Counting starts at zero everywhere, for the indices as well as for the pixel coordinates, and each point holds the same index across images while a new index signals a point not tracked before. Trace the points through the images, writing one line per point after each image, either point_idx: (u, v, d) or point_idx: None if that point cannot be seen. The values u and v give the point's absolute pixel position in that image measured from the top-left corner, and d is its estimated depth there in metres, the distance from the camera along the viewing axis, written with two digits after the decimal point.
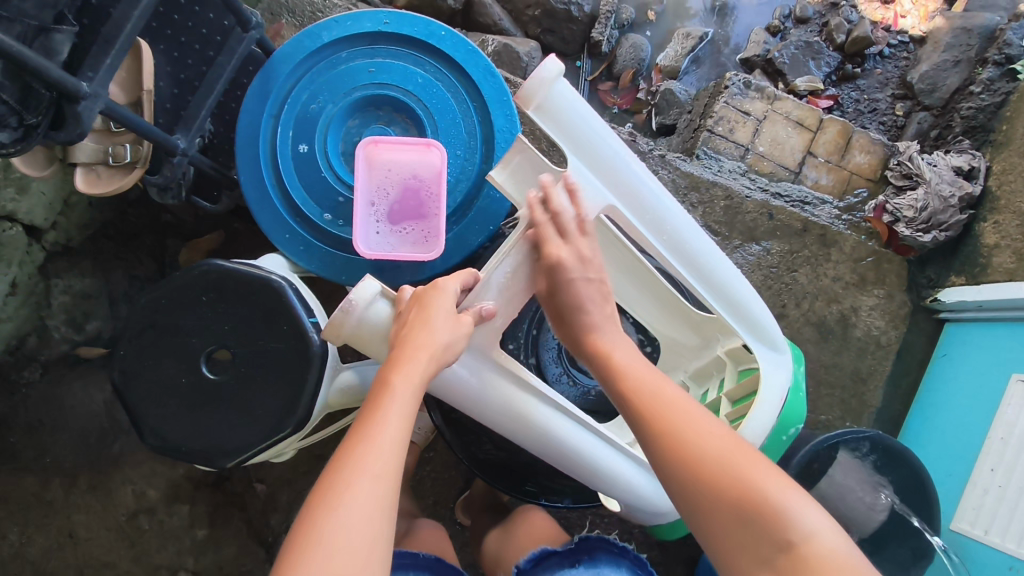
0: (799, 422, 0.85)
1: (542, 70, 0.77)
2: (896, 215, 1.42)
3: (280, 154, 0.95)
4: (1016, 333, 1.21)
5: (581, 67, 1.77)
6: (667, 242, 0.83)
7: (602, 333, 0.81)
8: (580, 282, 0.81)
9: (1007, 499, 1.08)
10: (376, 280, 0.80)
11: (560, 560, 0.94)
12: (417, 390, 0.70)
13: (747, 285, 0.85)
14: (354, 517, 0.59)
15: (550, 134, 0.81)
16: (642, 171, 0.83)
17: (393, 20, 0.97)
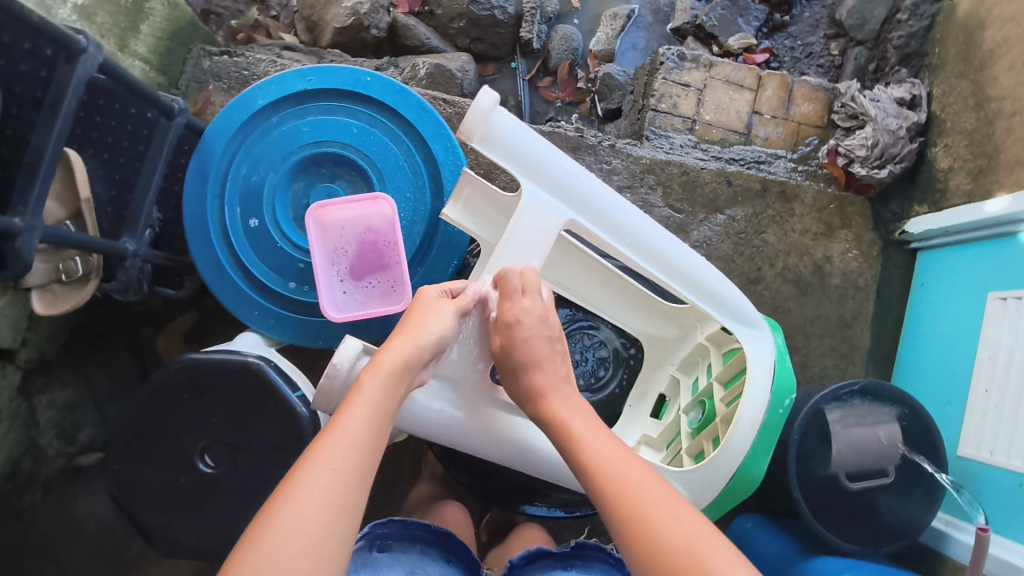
0: (793, 393, 0.83)
1: (478, 101, 0.78)
2: (850, 156, 1.44)
3: (232, 233, 0.94)
4: (987, 253, 1.24)
5: (516, 68, 1.76)
6: (630, 244, 0.84)
7: (556, 398, 0.78)
8: (533, 340, 0.80)
9: (1006, 416, 1.10)
10: (356, 340, 0.77)
11: (554, 561, 0.95)
12: (393, 386, 0.70)
13: (717, 273, 0.85)
14: (313, 505, 0.57)
15: (496, 161, 0.81)
16: (593, 180, 0.84)
17: (316, 75, 0.95)
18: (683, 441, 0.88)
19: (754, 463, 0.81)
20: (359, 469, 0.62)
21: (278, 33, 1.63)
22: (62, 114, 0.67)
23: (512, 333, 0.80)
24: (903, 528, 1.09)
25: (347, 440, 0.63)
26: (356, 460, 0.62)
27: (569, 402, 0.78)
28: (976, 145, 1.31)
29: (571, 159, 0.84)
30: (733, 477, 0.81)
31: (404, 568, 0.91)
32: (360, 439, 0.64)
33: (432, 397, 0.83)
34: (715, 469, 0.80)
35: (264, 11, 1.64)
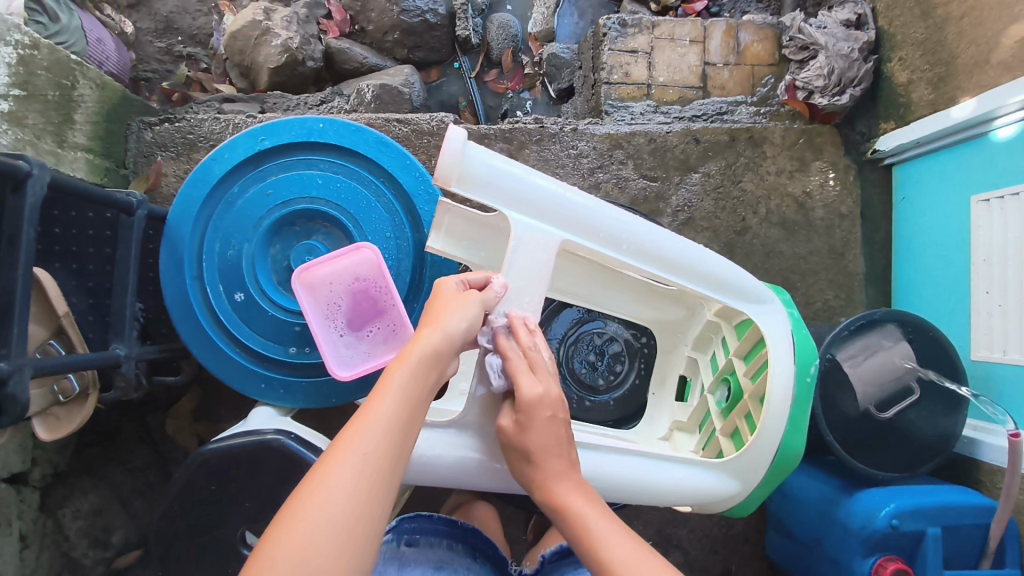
0: (816, 356, 0.83)
1: (448, 144, 0.78)
2: (809, 88, 1.42)
3: (220, 311, 0.93)
4: (962, 159, 1.25)
5: (460, 67, 1.73)
6: (627, 250, 0.84)
7: (562, 487, 0.72)
8: (550, 424, 0.73)
9: (1012, 316, 1.12)
10: None
11: (587, 557, 0.95)
12: (426, 373, 0.68)
13: (717, 258, 0.86)
14: (336, 496, 0.57)
15: (478, 199, 0.82)
16: (576, 195, 0.83)
17: (268, 133, 0.94)
18: (715, 422, 0.90)
19: (796, 436, 0.82)
20: (392, 457, 0.61)
21: (213, 84, 1.58)
22: (23, 247, 0.65)
23: (533, 418, 0.73)
24: (939, 441, 1.11)
25: (379, 427, 0.62)
26: (387, 451, 0.61)
27: (579, 490, 0.72)
28: (930, 54, 1.31)
29: (550, 177, 0.84)
30: (776, 454, 0.83)
31: (431, 564, 0.90)
32: (393, 425, 0.62)
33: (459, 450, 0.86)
34: (757, 450, 0.82)
35: (193, 65, 1.60)
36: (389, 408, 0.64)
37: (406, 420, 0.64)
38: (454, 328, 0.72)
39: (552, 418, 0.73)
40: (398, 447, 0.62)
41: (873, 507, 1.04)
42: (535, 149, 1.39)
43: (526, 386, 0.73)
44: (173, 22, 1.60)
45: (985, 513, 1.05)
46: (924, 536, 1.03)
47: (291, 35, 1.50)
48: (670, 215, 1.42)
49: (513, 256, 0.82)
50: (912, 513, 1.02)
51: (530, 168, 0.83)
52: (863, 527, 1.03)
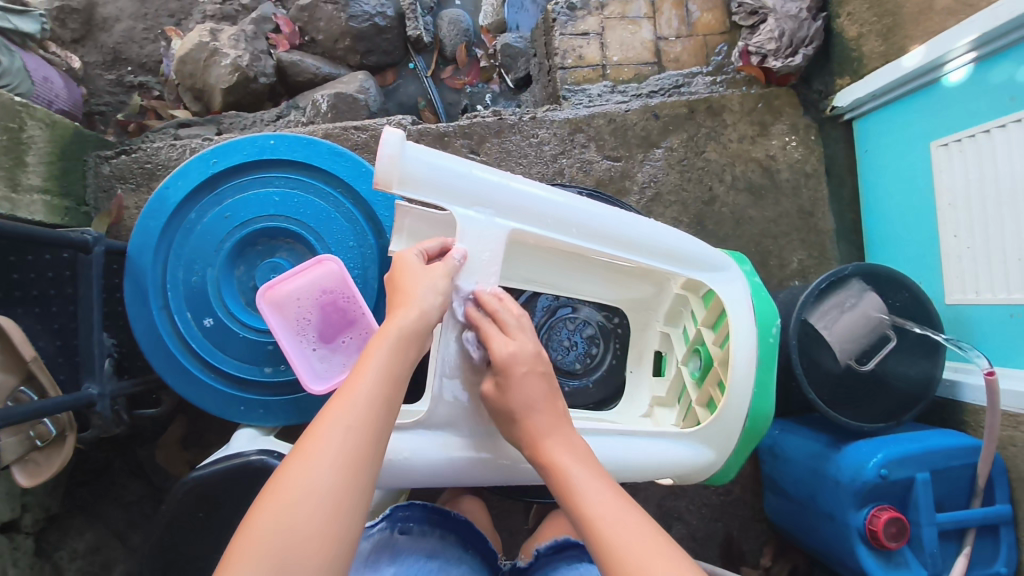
0: (776, 319, 0.86)
1: (385, 147, 0.77)
2: (762, 52, 1.41)
3: (191, 339, 0.93)
4: (918, 107, 1.26)
5: (415, 67, 1.72)
6: (579, 233, 0.85)
7: (550, 441, 0.73)
8: (529, 378, 0.75)
9: (981, 255, 1.13)
10: None
11: (581, 552, 0.96)
12: (401, 353, 0.69)
13: (671, 231, 0.87)
14: (320, 464, 0.58)
15: (422, 198, 0.81)
16: (522, 184, 0.83)
17: (219, 156, 0.94)
18: (690, 391, 0.92)
19: (763, 399, 0.85)
20: (374, 429, 0.62)
21: (168, 111, 1.57)
22: None
23: (511, 375, 0.75)
24: (923, 386, 1.12)
25: (358, 404, 0.62)
26: (367, 429, 0.62)
27: (568, 444, 0.73)
28: (877, 6, 1.32)
29: (495, 169, 0.83)
30: (746, 419, 0.86)
31: (423, 553, 0.92)
32: (372, 404, 0.63)
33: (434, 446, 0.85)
34: (727, 417, 0.85)
35: (146, 94, 1.59)
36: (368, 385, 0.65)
37: (384, 399, 0.65)
38: (428, 303, 0.73)
39: (540, 375, 0.76)
40: (378, 424, 0.63)
41: (861, 459, 1.05)
42: (495, 141, 1.38)
43: (500, 346, 0.76)
44: (121, 53, 1.58)
45: (972, 453, 1.06)
46: (914, 482, 1.04)
47: (240, 52, 1.48)
48: (637, 193, 1.40)
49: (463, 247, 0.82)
50: (901, 462, 1.03)
51: (471, 162, 0.82)
52: (853, 480, 1.05)
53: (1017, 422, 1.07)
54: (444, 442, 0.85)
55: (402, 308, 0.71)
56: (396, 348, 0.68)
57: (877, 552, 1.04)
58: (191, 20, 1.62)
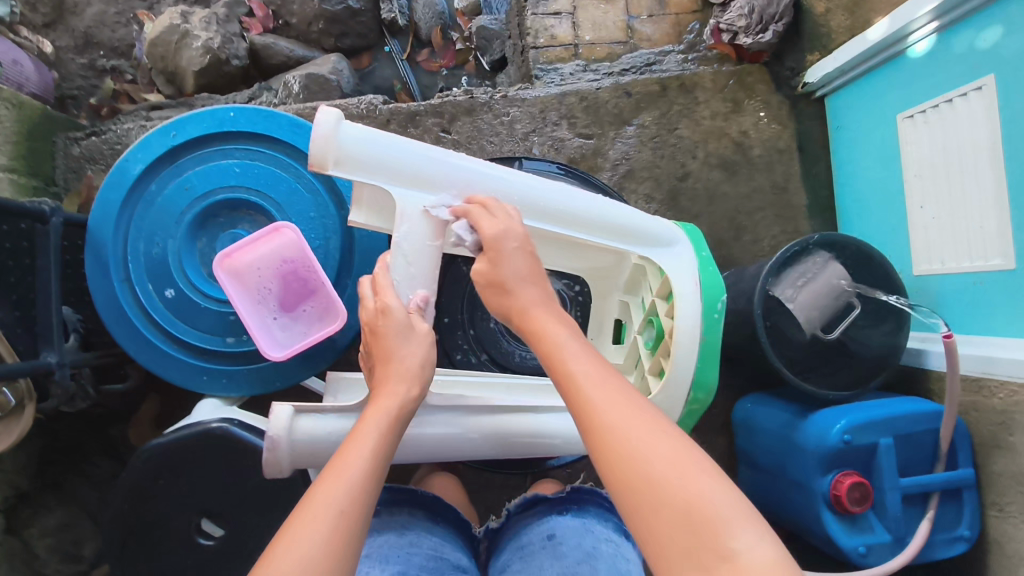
0: (723, 288, 0.86)
1: (317, 126, 0.75)
2: (733, 30, 1.42)
3: (153, 310, 0.93)
4: (886, 79, 1.26)
5: (390, 51, 1.72)
6: (519, 210, 0.83)
7: (539, 313, 0.71)
8: (518, 254, 0.74)
9: (944, 226, 1.14)
10: (285, 405, 0.77)
11: (550, 506, 1.00)
12: (392, 435, 0.68)
13: (614, 206, 0.86)
14: (309, 529, 0.55)
15: (362, 180, 0.79)
16: (464, 160, 0.81)
17: (179, 128, 0.94)
18: (643, 359, 0.93)
19: (707, 372, 0.86)
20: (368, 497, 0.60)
21: (141, 95, 1.57)
22: None
23: (501, 248, 0.74)
24: (886, 355, 1.13)
25: (350, 474, 0.61)
26: (361, 495, 0.60)
27: (552, 317, 0.71)
28: None
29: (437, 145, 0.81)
30: (691, 390, 0.86)
31: (393, 530, 0.91)
32: (363, 474, 0.61)
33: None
34: (671, 390, 0.86)
35: (118, 78, 1.58)
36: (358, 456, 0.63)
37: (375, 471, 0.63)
38: (422, 375, 0.74)
39: (521, 251, 0.74)
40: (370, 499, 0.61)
41: (826, 425, 1.06)
42: (467, 120, 1.38)
43: (489, 226, 0.74)
44: (92, 36, 1.57)
45: (936, 419, 1.07)
46: (878, 448, 1.05)
47: (211, 35, 1.48)
48: (609, 170, 1.41)
49: (402, 233, 0.80)
50: (865, 427, 1.04)
51: (407, 138, 0.80)
52: (818, 445, 1.06)
53: (978, 387, 1.09)
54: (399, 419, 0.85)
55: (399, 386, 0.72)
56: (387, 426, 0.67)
57: (842, 517, 1.05)
58: (163, 4, 1.61)
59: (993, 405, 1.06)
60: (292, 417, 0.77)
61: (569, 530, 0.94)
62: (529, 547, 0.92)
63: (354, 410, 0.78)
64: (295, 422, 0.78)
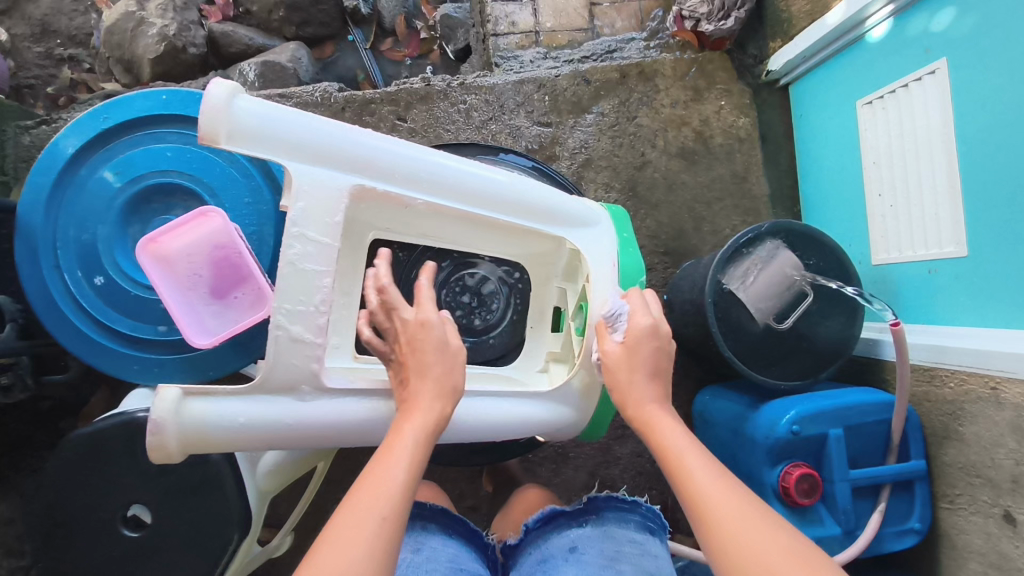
0: (641, 270, 0.92)
1: (207, 97, 0.67)
2: (695, 16, 1.40)
3: (83, 298, 0.92)
4: (847, 64, 1.24)
5: (354, 40, 1.70)
6: (429, 188, 0.78)
7: (653, 407, 0.73)
8: (647, 351, 0.75)
9: (901, 216, 1.11)
10: (169, 387, 0.67)
11: (569, 519, 0.96)
12: (421, 459, 0.66)
13: (529, 185, 0.84)
14: (347, 555, 0.55)
15: (258, 154, 0.70)
16: (375, 137, 0.75)
17: (111, 111, 0.93)
18: (575, 344, 0.90)
19: None
20: (395, 521, 0.59)
21: (99, 84, 1.55)
22: None
23: (640, 347, 0.75)
24: (840, 345, 1.11)
25: (387, 493, 0.60)
26: (394, 520, 0.59)
27: (669, 415, 0.73)
28: None
29: (346, 122, 0.74)
30: None
31: (409, 547, 0.89)
32: (401, 491, 0.61)
33: (294, 413, 0.71)
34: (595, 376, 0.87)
35: (76, 67, 1.56)
36: (397, 473, 0.63)
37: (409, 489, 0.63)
38: (449, 389, 0.71)
39: (654, 349, 0.76)
40: (400, 532, 0.60)
41: (776, 416, 1.04)
42: (422, 108, 1.36)
43: (638, 318, 0.76)
44: (49, 25, 1.55)
45: (887, 409, 1.05)
46: (828, 439, 1.03)
47: (167, 22, 1.46)
48: (567, 159, 1.39)
49: (297, 210, 0.70)
50: (814, 418, 1.02)
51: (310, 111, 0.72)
52: (767, 437, 1.04)
53: (930, 376, 1.08)
54: (297, 399, 0.71)
55: (428, 400, 0.69)
56: (420, 446, 0.65)
57: (793, 510, 1.03)
58: None
59: (944, 395, 1.04)
60: (180, 401, 0.68)
61: (591, 543, 0.91)
62: (554, 561, 0.89)
63: (249, 392, 0.70)
64: (183, 406, 0.68)
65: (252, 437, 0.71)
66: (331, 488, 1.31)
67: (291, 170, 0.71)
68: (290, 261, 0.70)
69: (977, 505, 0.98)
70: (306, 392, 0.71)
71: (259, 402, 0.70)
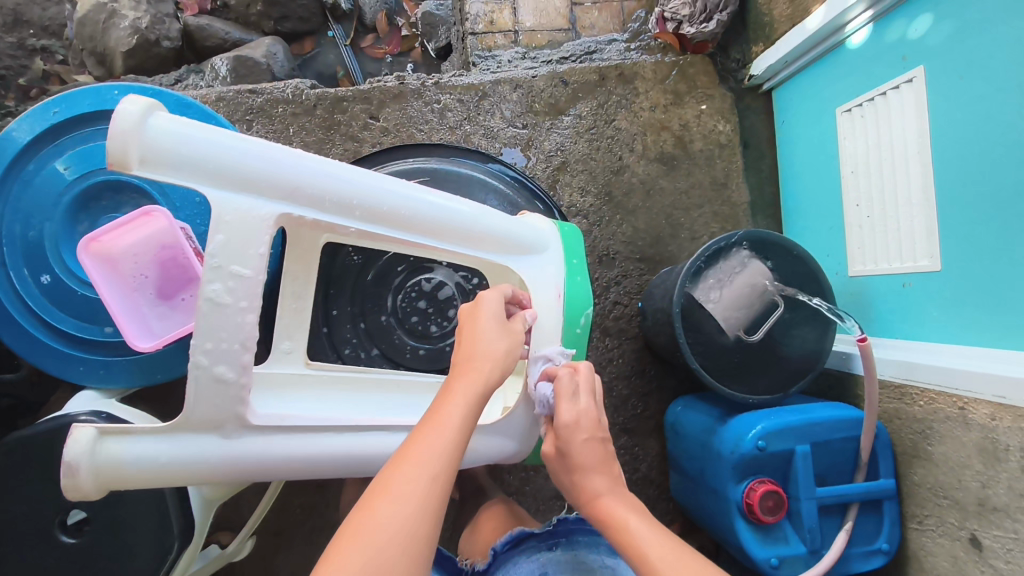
0: (588, 303, 0.92)
1: (116, 119, 0.63)
2: (677, 18, 1.38)
3: (28, 296, 0.89)
4: (828, 70, 1.21)
5: (334, 36, 1.67)
6: (361, 215, 0.76)
7: (610, 496, 0.71)
8: (589, 444, 0.72)
9: (878, 227, 1.08)
10: (83, 427, 0.65)
11: (538, 542, 0.94)
12: (477, 411, 0.67)
13: (466, 210, 0.82)
14: (396, 514, 0.56)
15: (175, 180, 0.67)
16: (301, 159, 0.72)
17: (61, 105, 0.90)
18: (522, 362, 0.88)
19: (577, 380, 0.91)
20: (443, 480, 0.60)
21: (73, 77, 1.53)
22: None
23: (571, 439, 0.72)
24: (810, 358, 1.08)
25: (436, 452, 0.61)
26: (439, 480, 0.60)
27: (624, 499, 0.71)
28: None
29: (269, 141, 0.70)
30: None
31: None
32: (450, 450, 0.62)
33: (218, 451, 0.70)
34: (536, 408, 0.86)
35: (49, 58, 1.53)
36: (447, 432, 0.63)
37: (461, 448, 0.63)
38: (508, 357, 0.72)
39: (590, 440, 0.72)
40: (454, 473, 0.62)
41: (742, 430, 1.01)
42: (394, 107, 1.33)
43: (566, 409, 0.73)
44: (21, 14, 1.51)
45: (855, 427, 1.02)
46: (794, 455, 1.00)
47: (140, 14, 1.44)
48: (543, 162, 1.36)
49: (216, 243, 0.67)
50: (780, 434, 1.00)
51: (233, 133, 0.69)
52: (733, 452, 1.01)
53: (901, 394, 1.05)
54: (222, 437, 0.70)
55: (486, 362, 0.69)
56: (472, 403, 0.65)
57: (757, 527, 1.01)
58: None
59: (914, 413, 1.02)
60: (95, 441, 0.66)
61: (560, 565, 0.88)
62: None
63: (169, 429, 0.68)
64: (98, 446, 0.66)
65: (171, 474, 0.69)
66: (294, 493, 1.29)
67: (209, 196, 0.68)
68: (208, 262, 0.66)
69: (944, 527, 0.95)
70: (230, 428, 0.70)
71: (187, 423, 0.68)
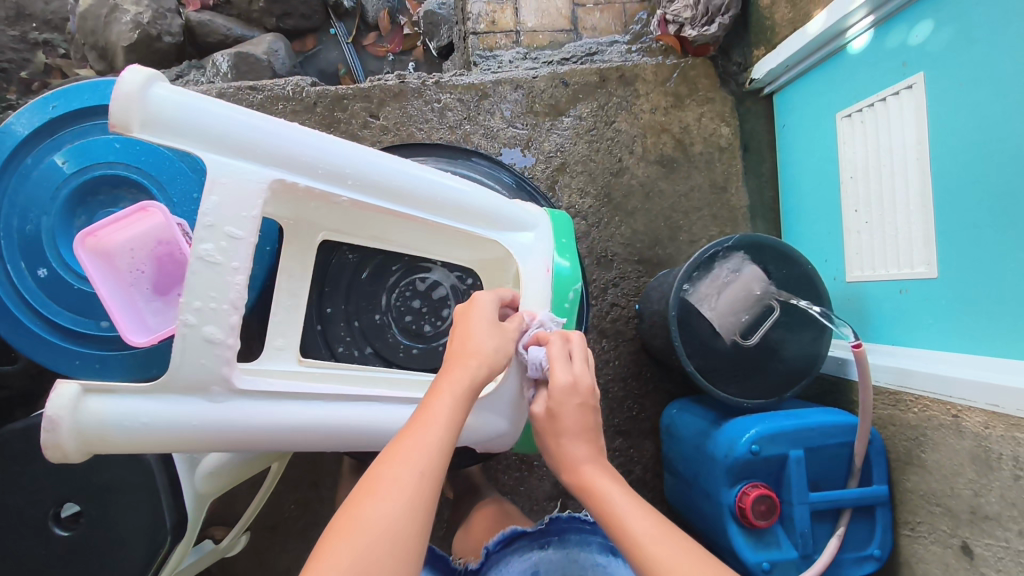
0: (576, 279, 0.93)
1: (119, 83, 0.64)
2: (679, 21, 1.38)
3: (24, 289, 0.90)
4: (829, 75, 1.21)
5: (336, 34, 1.67)
6: (355, 185, 0.76)
7: (593, 466, 0.71)
8: (576, 411, 0.72)
9: (876, 233, 1.08)
10: (67, 383, 0.65)
11: (530, 541, 0.94)
12: (466, 408, 0.67)
13: (462, 186, 0.82)
14: (387, 514, 0.56)
15: (175, 145, 0.68)
16: (299, 129, 0.72)
17: (60, 100, 0.90)
18: None
19: None
20: (432, 480, 0.60)
21: (74, 70, 1.54)
22: None
23: (562, 404, 0.71)
24: (807, 362, 1.08)
25: (425, 452, 0.61)
26: (429, 482, 0.60)
27: (606, 469, 0.71)
28: None
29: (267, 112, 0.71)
30: None
31: None
32: (439, 451, 0.62)
33: (201, 416, 0.68)
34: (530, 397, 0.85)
35: (51, 52, 1.54)
36: (437, 433, 0.63)
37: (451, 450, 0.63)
38: (497, 355, 0.71)
39: (578, 407, 0.72)
40: (443, 474, 0.62)
41: (736, 434, 1.02)
42: (394, 106, 1.33)
43: (559, 373, 0.72)
44: (24, 7, 1.51)
45: (849, 432, 1.02)
46: (788, 460, 1.00)
47: (142, 9, 1.44)
48: (542, 163, 1.36)
49: (210, 203, 0.67)
50: (773, 438, 1.00)
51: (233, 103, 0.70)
52: (726, 456, 1.01)
53: (895, 400, 1.05)
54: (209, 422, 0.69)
55: (474, 359, 0.69)
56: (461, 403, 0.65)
57: (749, 531, 1.01)
58: None
59: (908, 420, 1.02)
60: (78, 398, 0.65)
61: (550, 565, 0.89)
62: None
63: (155, 392, 0.67)
64: (82, 404, 0.66)
65: (153, 440, 0.68)
66: (289, 489, 1.29)
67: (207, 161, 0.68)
68: (200, 258, 0.66)
69: (936, 534, 0.96)
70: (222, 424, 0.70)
71: (180, 418, 0.68)
